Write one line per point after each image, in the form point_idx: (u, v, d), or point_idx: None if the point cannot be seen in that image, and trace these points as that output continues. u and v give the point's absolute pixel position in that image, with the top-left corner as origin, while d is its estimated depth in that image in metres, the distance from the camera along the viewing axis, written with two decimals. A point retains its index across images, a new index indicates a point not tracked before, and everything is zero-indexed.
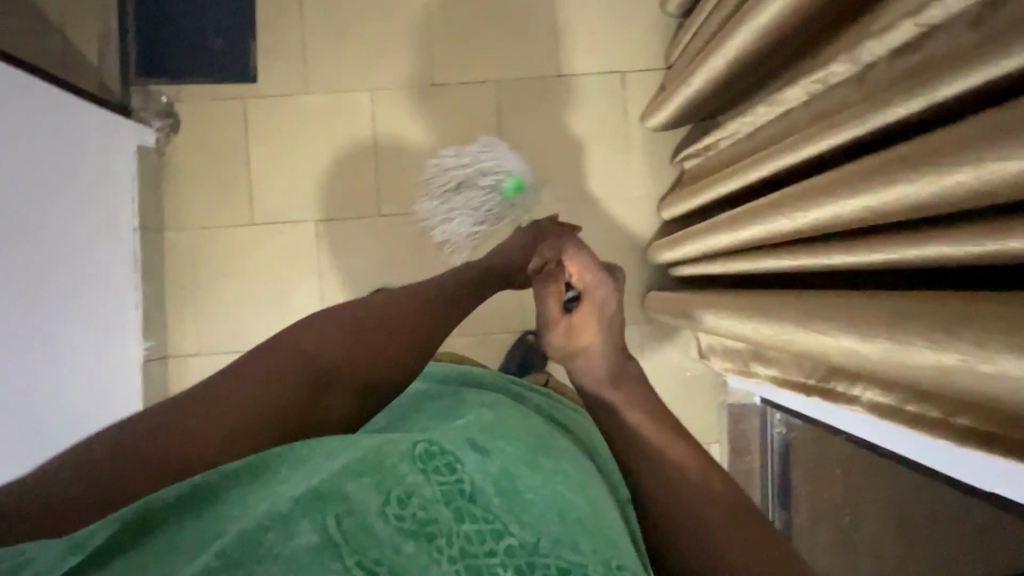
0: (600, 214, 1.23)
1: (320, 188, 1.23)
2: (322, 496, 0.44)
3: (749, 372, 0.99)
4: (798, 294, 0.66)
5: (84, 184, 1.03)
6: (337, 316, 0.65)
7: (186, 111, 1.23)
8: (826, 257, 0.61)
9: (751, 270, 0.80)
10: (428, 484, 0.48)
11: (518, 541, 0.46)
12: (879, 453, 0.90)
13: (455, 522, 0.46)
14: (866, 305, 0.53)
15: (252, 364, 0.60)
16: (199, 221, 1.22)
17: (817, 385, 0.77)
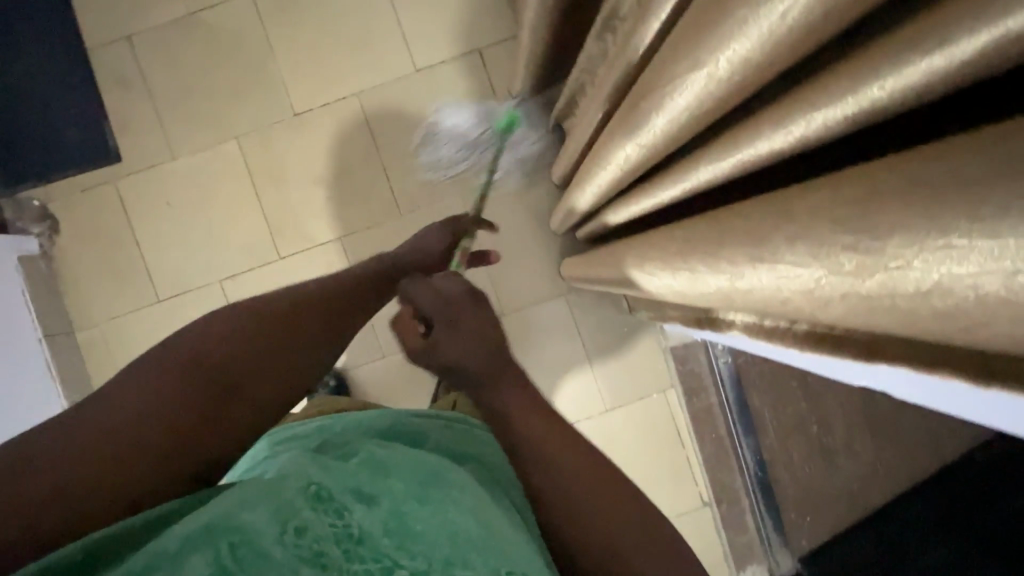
0: (496, 196, 1.21)
1: (214, 248, 1.21)
2: (209, 525, 0.38)
3: (666, 316, 0.98)
4: (639, 240, 0.63)
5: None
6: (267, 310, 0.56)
7: (61, 207, 1.20)
8: (645, 199, 0.57)
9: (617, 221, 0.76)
10: (323, 521, 0.41)
11: (413, 575, 0.40)
12: None
13: (346, 559, 0.39)
14: (671, 242, 0.50)
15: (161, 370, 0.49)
16: (109, 312, 1.20)
17: (706, 316, 0.75)
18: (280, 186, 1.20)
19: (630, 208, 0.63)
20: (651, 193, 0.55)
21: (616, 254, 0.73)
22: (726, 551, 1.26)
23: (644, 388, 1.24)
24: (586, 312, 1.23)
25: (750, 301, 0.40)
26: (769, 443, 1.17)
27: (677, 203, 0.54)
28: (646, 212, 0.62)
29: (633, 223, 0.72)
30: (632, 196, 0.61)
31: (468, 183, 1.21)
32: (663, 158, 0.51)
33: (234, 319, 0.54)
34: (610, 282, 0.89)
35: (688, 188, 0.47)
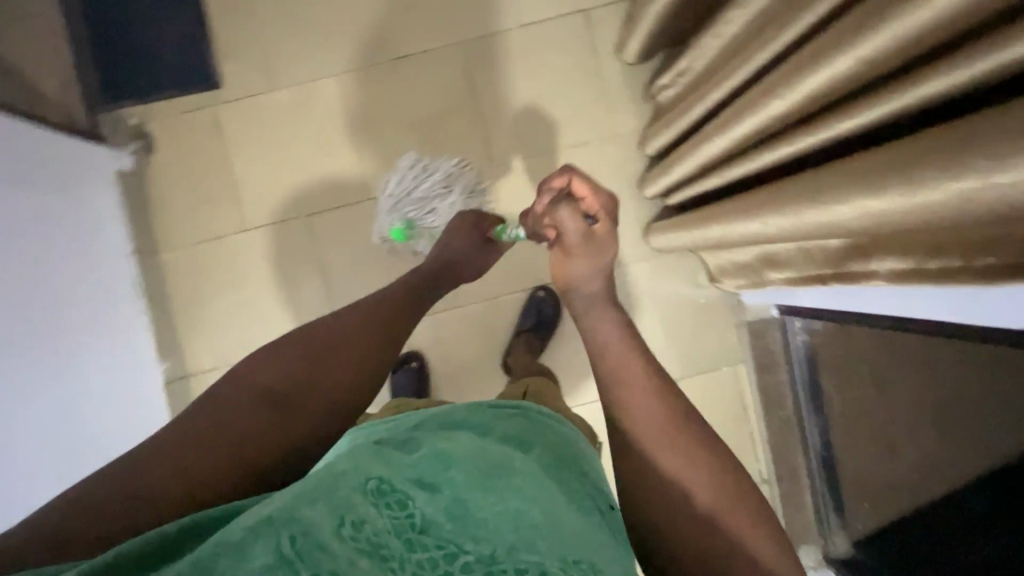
0: (587, 157, 1.22)
1: (303, 183, 1.21)
2: (271, 518, 0.40)
3: (764, 282, 1.00)
4: (797, 177, 0.65)
5: (59, 214, 0.99)
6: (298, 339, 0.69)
7: (154, 127, 1.20)
8: (828, 128, 0.60)
9: (748, 170, 0.79)
10: (380, 517, 0.45)
11: (474, 556, 0.44)
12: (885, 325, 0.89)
13: (405, 550, 0.43)
14: (870, 164, 0.52)
15: (218, 397, 0.62)
16: (193, 236, 1.21)
17: (834, 272, 0.77)
18: (377, 127, 1.21)
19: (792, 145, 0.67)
20: (840, 119, 0.58)
21: (755, 200, 0.75)
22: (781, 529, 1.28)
23: (714, 361, 1.26)
24: (666, 283, 1.25)
25: (989, 205, 0.42)
26: (835, 425, 1.18)
27: (867, 130, 0.57)
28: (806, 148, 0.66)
29: (769, 168, 0.76)
30: (802, 130, 0.64)
31: (561, 141, 1.22)
32: (871, 79, 0.55)
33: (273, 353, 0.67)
34: (715, 234, 0.92)
35: (908, 102, 0.50)
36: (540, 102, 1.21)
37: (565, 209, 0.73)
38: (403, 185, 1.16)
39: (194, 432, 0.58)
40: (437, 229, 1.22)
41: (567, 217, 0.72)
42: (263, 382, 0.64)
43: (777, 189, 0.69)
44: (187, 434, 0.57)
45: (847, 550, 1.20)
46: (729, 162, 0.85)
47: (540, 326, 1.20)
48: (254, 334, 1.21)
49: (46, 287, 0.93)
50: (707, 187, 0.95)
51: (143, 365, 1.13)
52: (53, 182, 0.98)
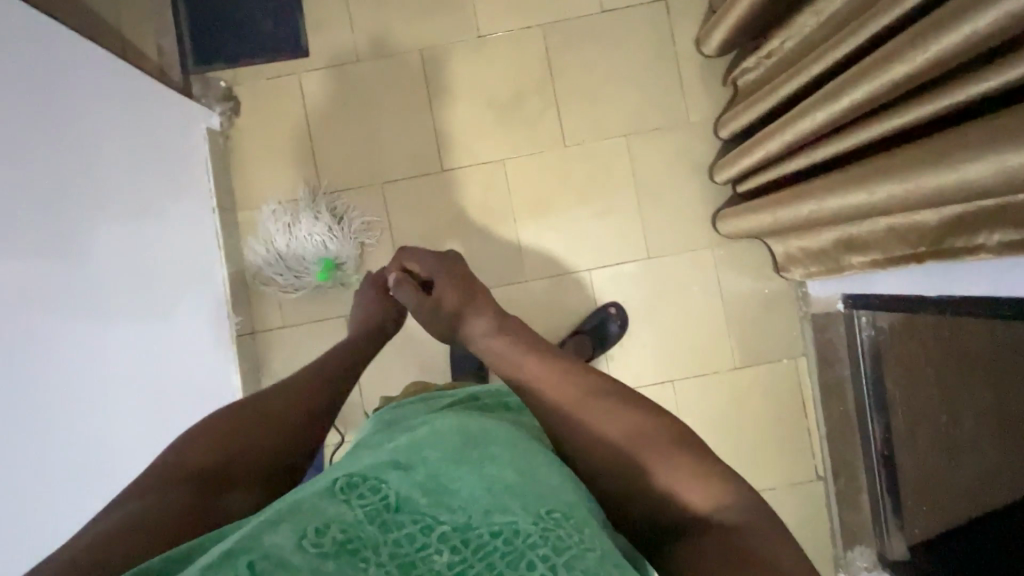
0: (659, 143, 1.24)
1: (381, 153, 1.25)
2: (231, 551, 0.42)
3: (842, 269, 1.01)
4: (911, 149, 0.67)
5: (152, 163, 1.02)
6: (229, 418, 0.68)
7: (242, 91, 1.25)
8: (938, 101, 0.62)
9: (837, 151, 0.81)
10: (351, 511, 0.47)
11: (449, 525, 0.47)
12: (968, 314, 0.87)
13: (382, 534, 0.46)
14: (1002, 127, 0.54)
15: (147, 488, 0.59)
16: (270, 198, 1.25)
17: (930, 249, 0.79)
18: (456, 103, 1.24)
19: (898, 119, 0.68)
20: (954, 89, 0.60)
21: (858, 174, 0.76)
22: (834, 526, 1.27)
23: (775, 352, 1.26)
24: (731, 272, 1.25)
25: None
26: (897, 424, 1.14)
27: (983, 99, 0.59)
28: (912, 122, 0.68)
29: (864, 145, 0.77)
30: (909, 104, 0.66)
31: (634, 126, 1.24)
32: (974, 58, 0.57)
33: (207, 434, 0.66)
34: (796, 214, 0.94)
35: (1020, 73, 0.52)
36: (615, 87, 1.24)
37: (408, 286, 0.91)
38: (273, 252, 1.23)
39: (139, 501, 0.57)
40: (507, 205, 1.24)
41: (409, 295, 0.90)
42: (200, 460, 0.63)
43: (887, 163, 0.71)
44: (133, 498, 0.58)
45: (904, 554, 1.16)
46: (812, 145, 0.87)
47: (601, 337, 1.21)
48: (323, 295, 1.25)
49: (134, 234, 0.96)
50: (784, 171, 0.97)
51: (218, 315, 1.16)
52: (146, 133, 1.01)
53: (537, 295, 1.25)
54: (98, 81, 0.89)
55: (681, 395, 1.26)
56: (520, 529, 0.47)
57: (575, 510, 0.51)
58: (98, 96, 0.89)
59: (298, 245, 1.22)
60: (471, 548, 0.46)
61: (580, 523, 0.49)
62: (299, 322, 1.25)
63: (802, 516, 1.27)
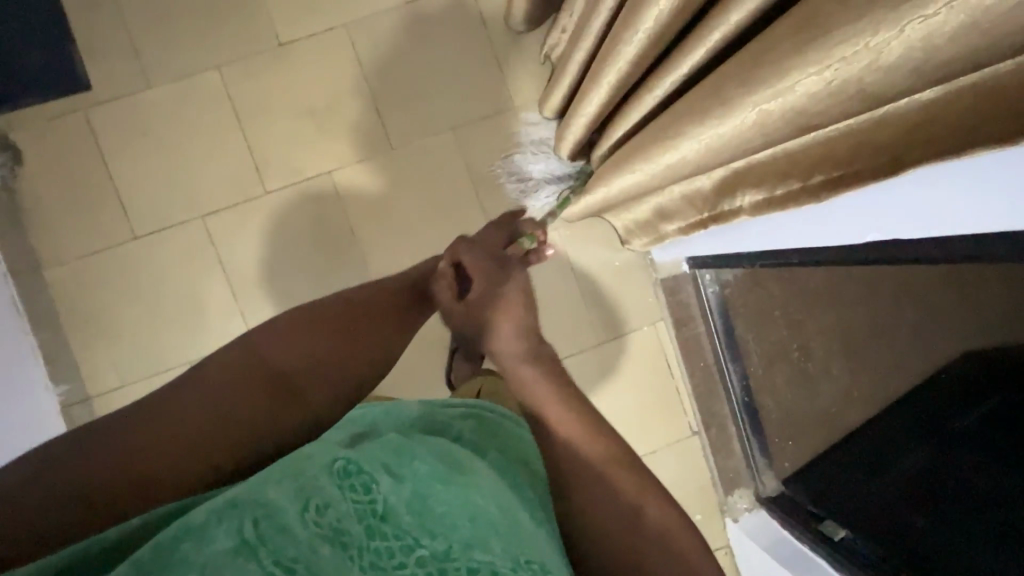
0: (489, 130, 1.21)
1: (197, 182, 1.16)
2: (237, 502, 0.41)
3: (663, 237, 1.03)
4: (671, 113, 0.68)
5: None
6: (291, 327, 0.66)
7: (21, 138, 1.12)
8: (686, 60, 0.63)
9: (629, 123, 0.82)
10: (344, 500, 0.44)
11: (429, 552, 0.43)
12: (782, 259, 0.93)
13: (365, 539, 0.43)
14: (724, 80, 0.55)
15: (199, 382, 0.57)
16: (81, 250, 1.14)
17: (711, 215, 0.81)
18: (267, 118, 1.16)
19: (658, 88, 0.70)
20: (694, 44, 0.60)
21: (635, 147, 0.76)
22: (716, 476, 1.29)
23: (634, 320, 1.28)
24: (582, 250, 1.25)
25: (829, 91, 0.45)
26: (754, 367, 1.24)
27: (717, 59, 0.61)
28: (672, 92, 0.70)
29: (643, 121, 0.80)
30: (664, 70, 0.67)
31: (461, 117, 1.20)
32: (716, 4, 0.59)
33: (276, 335, 0.64)
34: (602, 198, 0.95)
35: (737, 18, 0.54)
36: (435, 80, 1.19)
37: (445, 281, 0.83)
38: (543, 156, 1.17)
39: (200, 397, 0.56)
40: (344, 219, 1.18)
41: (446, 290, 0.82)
42: (273, 362, 0.62)
43: (653, 135, 0.72)
44: (166, 405, 0.54)
45: (777, 489, 1.25)
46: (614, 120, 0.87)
47: None
48: (159, 344, 1.15)
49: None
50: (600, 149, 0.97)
51: (36, 387, 1.07)
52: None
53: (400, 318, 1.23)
54: None
55: None
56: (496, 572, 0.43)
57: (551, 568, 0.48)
58: None
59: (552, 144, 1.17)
60: None
61: None
62: (137, 379, 1.15)
63: (690, 472, 1.31)
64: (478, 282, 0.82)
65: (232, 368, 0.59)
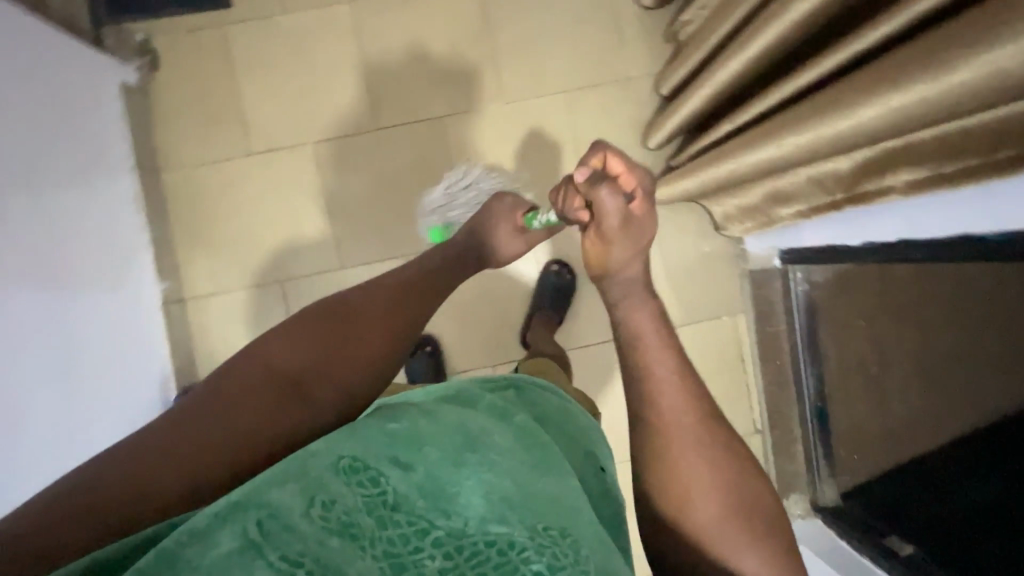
0: (600, 99, 1.22)
1: (313, 110, 1.19)
2: (241, 504, 0.38)
3: (774, 221, 1.02)
4: (813, 102, 0.66)
5: (69, 131, 0.98)
6: (298, 323, 0.59)
7: (161, 43, 1.18)
8: (847, 47, 0.61)
9: (755, 110, 0.81)
10: (353, 494, 0.42)
11: (446, 530, 0.41)
12: (897, 260, 0.90)
13: (377, 528, 0.40)
14: (900, 60, 0.53)
15: (204, 393, 0.52)
16: (197, 159, 1.19)
17: (848, 195, 0.80)
18: (390, 57, 1.19)
19: (807, 73, 0.68)
20: (871, 27, 0.58)
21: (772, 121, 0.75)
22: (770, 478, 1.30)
23: (714, 309, 1.27)
24: (673, 231, 1.25)
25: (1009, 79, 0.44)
26: (830, 376, 1.21)
27: (875, 51, 0.59)
28: (815, 78, 0.68)
29: (773, 107, 0.78)
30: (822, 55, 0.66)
31: (574, 82, 1.21)
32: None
33: (277, 334, 0.58)
34: (715, 177, 0.94)
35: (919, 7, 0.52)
36: (555, 43, 1.21)
37: (603, 193, 0.60)
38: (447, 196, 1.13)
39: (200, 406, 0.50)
40: (446, 166, 1.21)
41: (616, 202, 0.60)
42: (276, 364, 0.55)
43: (792, 112, 0.71)
44: (164, 425, 0.49)
45: (835, 499, 1.22)
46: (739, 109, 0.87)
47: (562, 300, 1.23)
48: (251, 258, 1.19)
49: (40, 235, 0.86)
50: (710, 138, 0.97)
51: (143, 282, 1.12)
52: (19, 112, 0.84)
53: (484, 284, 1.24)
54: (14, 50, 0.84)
55: None
56: (515, 542, 0.41)
57: (577, 535, 0.46)
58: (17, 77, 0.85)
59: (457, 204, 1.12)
60: (464, 554, 0.40)
61: (577, 546, 0.44)
62: (231, 288, 1.19)
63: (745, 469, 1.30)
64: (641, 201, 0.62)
65: (226, 381, 0.53)
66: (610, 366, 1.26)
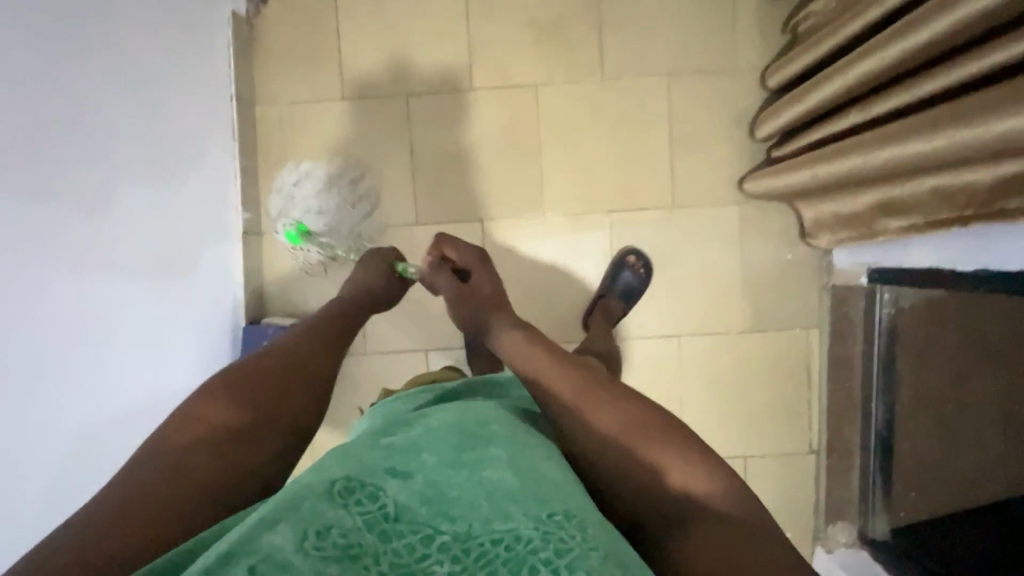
0: (703, 87, 1.17)
1: (410, 62, 1.19)
2: (235, 548, 0.40)
3: (874, 234, 0.96)
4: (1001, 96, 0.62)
5: (175, 64, 1.02)
6: (225, 376, 0.67)
7: None
8: None
9: (901, 102, 0.77)
10: (350, 516, 0.46)
11: (450, 535, 0.46)
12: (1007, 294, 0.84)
13: (380, 543, 0.45)
14: None
15: (153, 455, 0.58)
16: (290, 97, 1.20)
17: (975, 213, 0.75)
18: (496, 17, 1.18)
19: (975, 63, 0.65)
20: None
21: (933, 116, 0.71)
22: (818, 502, 1.27)
23: (787, 321, 1.23)
24: (757, 234, 1.21)
25: None
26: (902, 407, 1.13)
27: None
28: (986, 69, 0.65)
29: (929, 99, 0.74)
30: (997, 44, 0.62)
31: (678, 65, 1.17)
32: None
33: (206, 388, 0.65)
34: (836, 172, 0.90)
35: None
36: (666, 22, 1.17)
37: (445, 276, 0.90)
38: (302, 199, 1.10)
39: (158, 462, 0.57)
40: (536, 136, 1.19)
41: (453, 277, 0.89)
42: (217, 415, 0.62)
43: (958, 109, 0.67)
44: (127, 487, 0.54)
45: (884, 534, 1.17)
46: (872, 102, 0.84)
47: (627, 295, 1.19)
48: None
49: (88, 237, 0.90)
50: (833, 131, 0.93)
51: (229, 206, 1.13)
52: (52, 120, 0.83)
53: (554, 260, 1.21)
54: (121, 35, 0.92)
55: (686, 351, 1.24)
56: (520, 535, 0.46)
57: (577, 508, 0.49)
58: (122, 57, 0.92)
59: (336, 203, 1.11)
60: (472, 555, 0.45)
61: (582, 522, 0.47)
62: None
63: (791, 486, 1.27)
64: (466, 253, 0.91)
65: (177, 439, 0.59)
66: (668, 361, 1.24)
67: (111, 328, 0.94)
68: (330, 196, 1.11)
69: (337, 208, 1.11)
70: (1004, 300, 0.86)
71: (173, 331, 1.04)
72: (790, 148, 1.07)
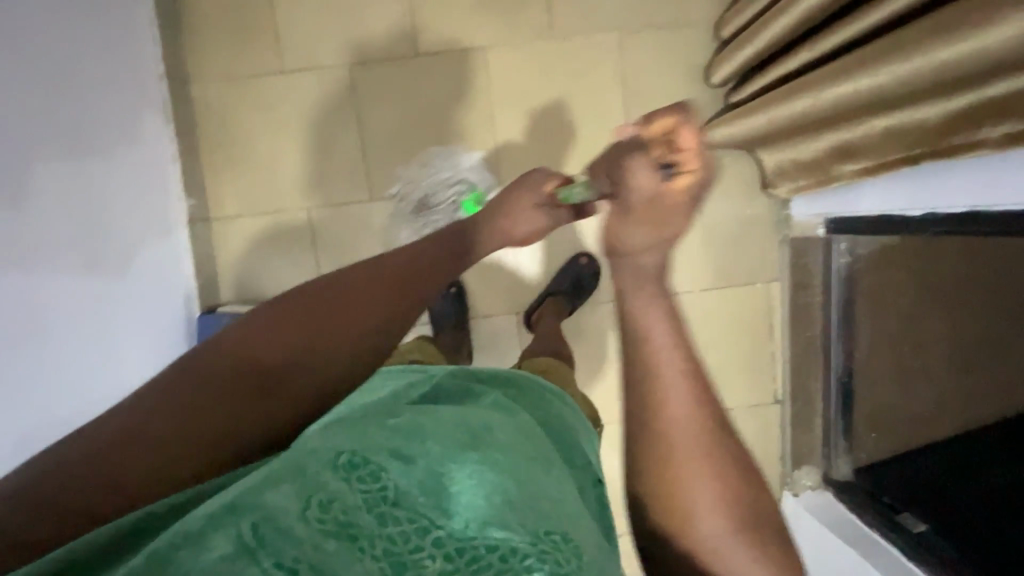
0: (654, 41, 1.14)
1: (349, 28, 1.13)
2: (235, 504, 0.35)
3: (830, 180, 0.96)
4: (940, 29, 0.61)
5: (102, 40, 0.96)
6: (296, 295, 0.50)
7: None
8: None
9: (849, 35, 0.76)
10: (350, 492, 0.38)
11: (446, 531, 0.37)
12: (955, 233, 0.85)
13: (376, 526, 0.37)
14: None
15: (189, 376, 0.45)
16: (226, 73, 1.14)
17: (928, 150, 0.74)
18: None
19: None
20: None
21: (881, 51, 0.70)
22: (784, 449, 1.31)
23: (749, 276, 1.24)
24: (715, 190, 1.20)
25: None
26: (860, 351, 1.16)
27: None
28: None
29: (883, 23, 0.71)
30: None
31: (627, 20, 1.14)
32: None
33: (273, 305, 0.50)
34: (794, 111, 0.88)
35: None
36: None
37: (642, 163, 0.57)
38: (429, 192, 1.15)
39: (192, 392, 0.44)
40: (486, 101, 1.15)
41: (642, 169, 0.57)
42: (273, 341, 0.47)
43: (911, 34, 0.65)
44: (147, 411, 0.43)
45: (847, 474, 1.22)
46: (820, 38, 0.82)
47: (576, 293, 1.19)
48: (278, 182, 1.16)
49: (48, 225, 0.83)
50: (784, 70, 0.92)
51: (169, 190, 1.10)
52: (11, 117, 0.78)
53: None
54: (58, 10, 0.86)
55: None
56: (517, 548, 0.37)
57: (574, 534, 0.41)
58: (59, 34, 0.87)
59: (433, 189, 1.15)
60: (463, 559, 0.36)
61: (581, 556, 0.39)
62: (257, 213, 1.17)
63: (760, 434, 1.31)
64: (697, 157, 0.56)
65: (220, 363, 0.46)
66: None
67: (74, 321, 0.87)
68: (423, 189, 1.15)
69: (432, 190, 1.15)
70: (955, 239, 0.87)
71: (121, 327, 0.97)
72: (742, 93, 1.06)
